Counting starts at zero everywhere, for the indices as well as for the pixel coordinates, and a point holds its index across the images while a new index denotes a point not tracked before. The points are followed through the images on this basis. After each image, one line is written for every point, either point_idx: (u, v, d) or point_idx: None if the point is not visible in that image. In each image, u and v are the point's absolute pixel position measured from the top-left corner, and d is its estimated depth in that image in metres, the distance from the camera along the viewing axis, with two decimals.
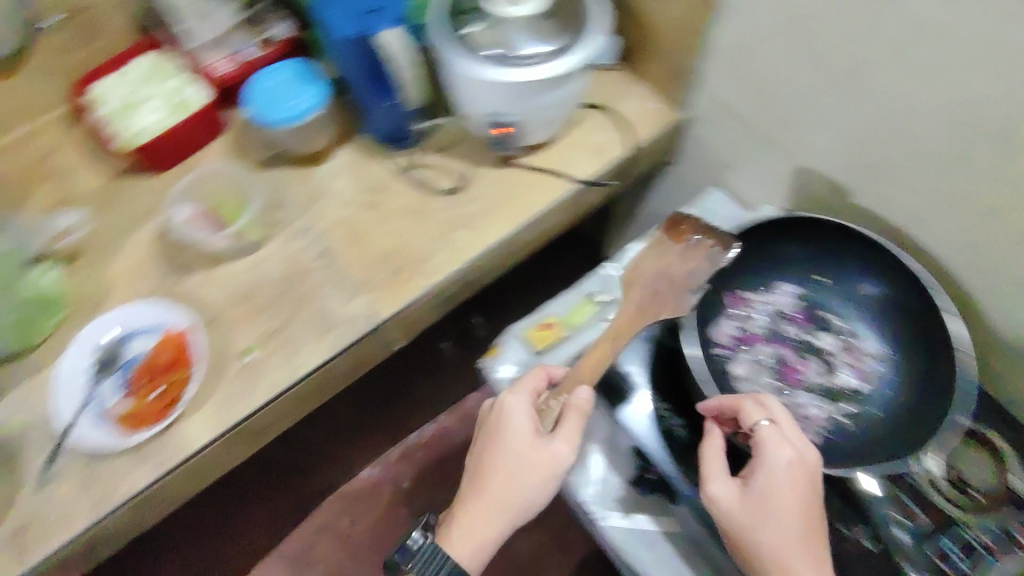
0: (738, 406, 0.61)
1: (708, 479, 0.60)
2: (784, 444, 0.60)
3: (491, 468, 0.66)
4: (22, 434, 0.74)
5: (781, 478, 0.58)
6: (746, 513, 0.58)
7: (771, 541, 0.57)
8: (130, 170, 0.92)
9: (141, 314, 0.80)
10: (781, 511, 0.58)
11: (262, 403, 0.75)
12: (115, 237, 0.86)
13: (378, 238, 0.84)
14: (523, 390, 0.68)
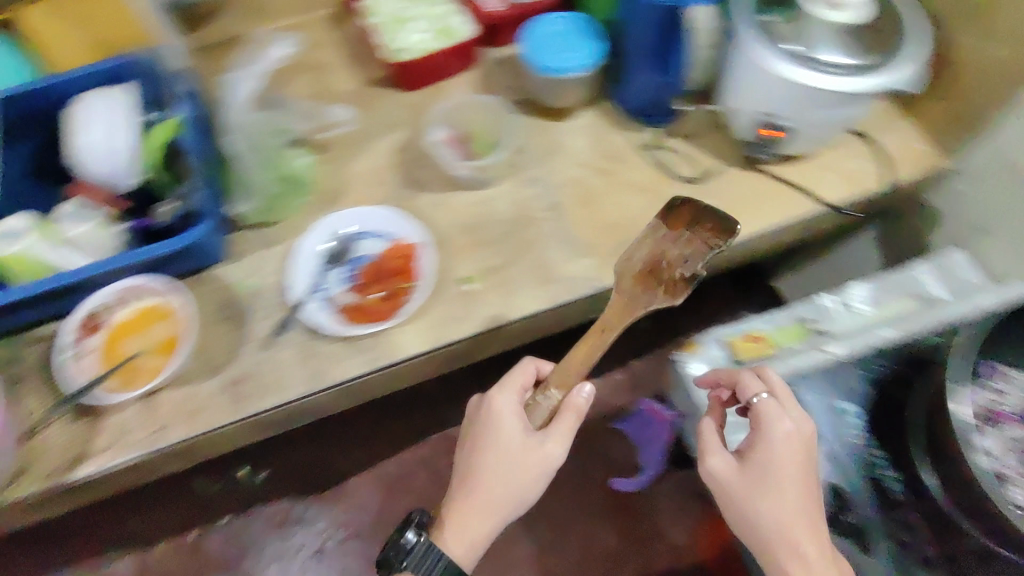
0: (738, 378, 0.71)
1: (709, 454, 0.68)
2: (782, 416, 0.67)
3: (488, 464, 0.70)
4: (253, 297, 0.80)
5: (779, 449, 0.66)
6: (745, 485, 0.66)
7: (778, 516, 0.64)
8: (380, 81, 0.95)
9: (376, 217, 0.83)
10: (783, 484, 0.65)
11: (472, 332, 0.77)
12: (360, 141, 0.90)
13: (610, 206, 0.83)
14: (510, 386, 0.74)
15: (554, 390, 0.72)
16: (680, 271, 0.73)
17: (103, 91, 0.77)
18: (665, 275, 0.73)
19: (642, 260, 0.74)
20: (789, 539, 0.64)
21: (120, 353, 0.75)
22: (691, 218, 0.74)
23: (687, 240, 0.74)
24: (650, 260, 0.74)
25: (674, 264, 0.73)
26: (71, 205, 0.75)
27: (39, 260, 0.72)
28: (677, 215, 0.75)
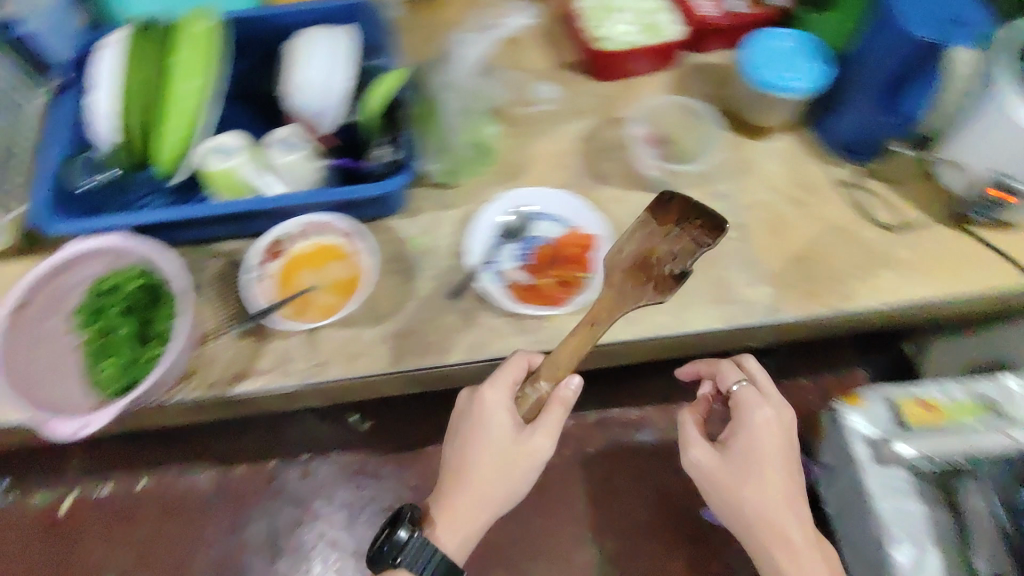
0: (718, 367, 0.79)
1: (689, 446, 0.74)
2: (760, 401, 0.74)
3: (479, 461, 0.70)
4: (424, 255, 0.80)
5: (762, 435, 0.73)
6: (723, 470, 0.72)
7: (766, 505, 0.71)
8: (572, 64, 0.92)
9: (558, 201, 0.82)
10: (765, 472, 0.71)
11: (638, 336, 0.76)
12: (548, 121, 0.88)
13: (798, 238, 0.81)
14: (504, 383, 0.71)
15: (545, 382, 0.71)
16: (665, 266, 0.73)
17: (327, 30, 0.78)
18: (653, 270, 0.73)
19: (633, 255, 0.74)
20: (767, 518, 0.71)
21: (298, 283, 0.77)
22: (677, 217, 0.75)
23: (676, 237, 0.74)
24: (637, 253, 0.74)
25: (661, 260, 0.74)
26: (280, 132, 0.76)
27: (245, 183, 0.74)
28: (666, 212, 0.75)
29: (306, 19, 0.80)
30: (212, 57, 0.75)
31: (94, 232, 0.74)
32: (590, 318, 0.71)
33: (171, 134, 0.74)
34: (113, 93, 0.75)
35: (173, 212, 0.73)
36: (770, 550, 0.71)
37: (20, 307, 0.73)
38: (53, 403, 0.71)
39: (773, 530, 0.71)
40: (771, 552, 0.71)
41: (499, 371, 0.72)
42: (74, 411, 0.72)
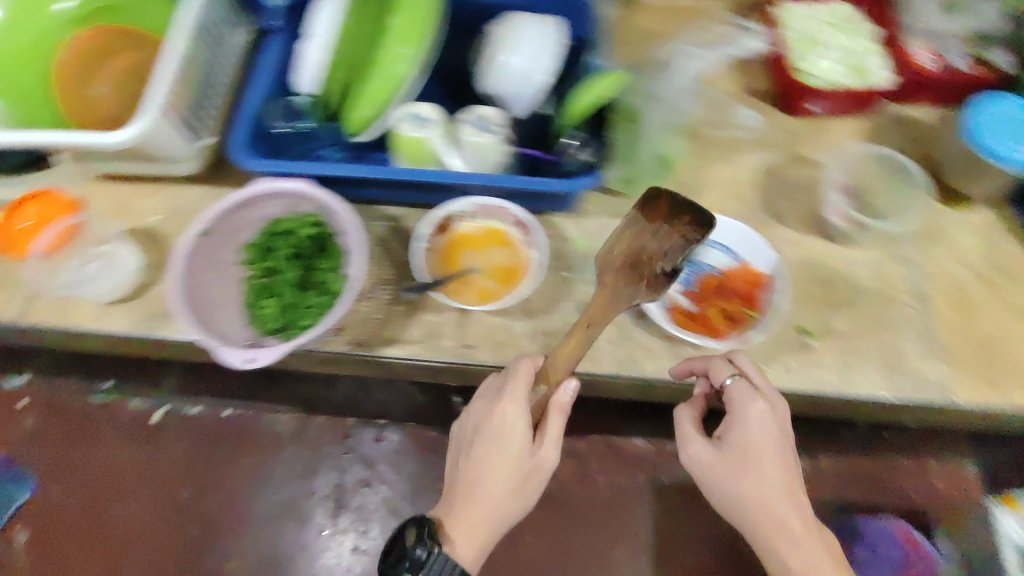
0: (708, 362, 0.70)
1: (687, 442, 0.69)
2: (753, 395, 0.67)
3: (495, 472, 0.69)
4: (585, 259, 0.79)
5: (755, 430, 0.66)
6: (722, 466, 0.67)
7: (770, 508, 0.65)
8: (762, 91, 0.87)
9: (733, 231, 0.78)
10: (760, 466, 0.65)
11: (796, 388, 0.73)
12: (731, 147, 0.85)
13: (985, 321, 0.75)
14: (519, 383, 0.69)
15: (544, 386, 0.68)
16: (656, 268, 0.68)
17: (538, 19, 0.78)
18: (645, 271, 0.68)
19: (623, 255, 0.69)
20: (771, 513, 0.65)
21: (460, 262, 0.77)
22: (666, 215, 0.68)
23: (666, 233, 0.68)
24: (627, 251, 0.69)
25: (650, 260, 0.68)
26: (478, 113, 0.76)
27: (434, 156, 0.75)
28: (655, 209, 0.69)
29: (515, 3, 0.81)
30: (426, 28, 0.73)
31: (287, 176, 0.75)
32: (587, 321, 0.68)
33: (369, 98, 0.73)
34: (325, 46, 0.75)
35: (362, 171, 0.74)
36: (775, 544, 0.66)
37: (204, 233, 0.74)
38: (216, 329, 0.73)
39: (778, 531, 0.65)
40: (777, 547, 0.66)
41: (508, 383, 0.69)
42: (235, 341, 0.74)
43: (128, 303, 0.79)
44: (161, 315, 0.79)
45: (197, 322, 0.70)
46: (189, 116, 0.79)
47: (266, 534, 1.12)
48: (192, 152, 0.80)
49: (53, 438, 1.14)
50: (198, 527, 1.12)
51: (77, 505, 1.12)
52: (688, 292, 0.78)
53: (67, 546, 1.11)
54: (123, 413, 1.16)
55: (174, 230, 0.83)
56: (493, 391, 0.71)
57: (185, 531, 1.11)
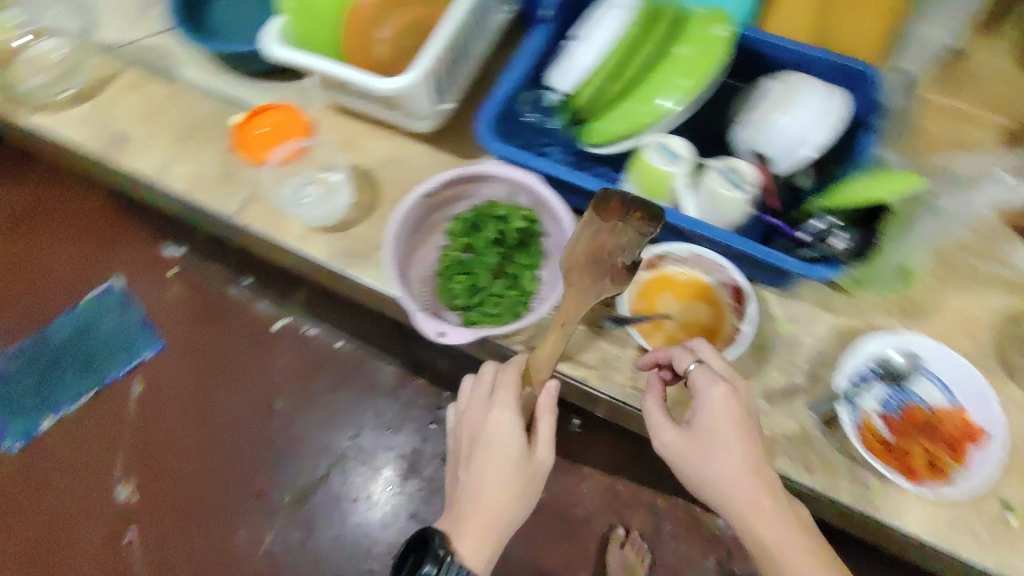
0: (670, 353, 0.67)
1: (655, 432, 0.64)
2: (714, 379, 0.62)
3: (495, 479, 0.65)
4: (783, 344, 0.75)
5: (715, 412, 0.61)
6: (691, 449, 0.61)
7: (750, 509, 0.59)
8: None
9: (958, 370, 0.71)
10: (724, 445, 0.60)
11: (981, 563, 0.65)
12: (976, 278, 0.77)
13: None
14: (506, 386, 0.67)
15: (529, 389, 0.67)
16: (615, 261, 0.64)
17: (821, 90, 0.73)
18: (607, 266, 0.64)
19: (585, 254, 0.65)
20: (753, 506, 0.58)
21: (658, 306, 0.75)
22: (620, 211, 0.65)
23: (622, 229, 0.64)
24: (591, 247, 0.65)
25: (615, 256, 0.64)
26: (731, 163, 0.72)
27: (671, 192, 0.73)
28: (608, 206, 0.65)
29: (788, 56, 0.78)
30: (711, 69, 0.72)
31: (525, 169, 0.74)
32: (559, 322, 0.65)
33: (626, 118, 0.74)
34: (600, 53, 0.74)
35: (600, 187, 0.72)
36: (749, 524, 0.59)
37: (427, 195, 0.75)
38: (412, 291, 0.73)
39: (765, 534, 0.58)
40: (751, 527, 0.59)
41: (498, 389, 0.68)
42: (424, 305, 0.74)
43: (330, 234, 0.81)
44: (355, 256, 0.80)
45: (400, 280, 0.71)
46: (440, 79, 0.78)
47: (333, 478, 1.36)
48: (430, 113, 0.81)
49: (189, 312, 1.48)
50: (281, 436, 1.38)
51: (192, 380, 1.43)
52: (888, 419, 0.71)
53: (171, 410, 1.41)
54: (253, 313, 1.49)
55: (390, 178, 0.85)
56: (480, 400, 0.69)
57: (271, 437, 1.38)
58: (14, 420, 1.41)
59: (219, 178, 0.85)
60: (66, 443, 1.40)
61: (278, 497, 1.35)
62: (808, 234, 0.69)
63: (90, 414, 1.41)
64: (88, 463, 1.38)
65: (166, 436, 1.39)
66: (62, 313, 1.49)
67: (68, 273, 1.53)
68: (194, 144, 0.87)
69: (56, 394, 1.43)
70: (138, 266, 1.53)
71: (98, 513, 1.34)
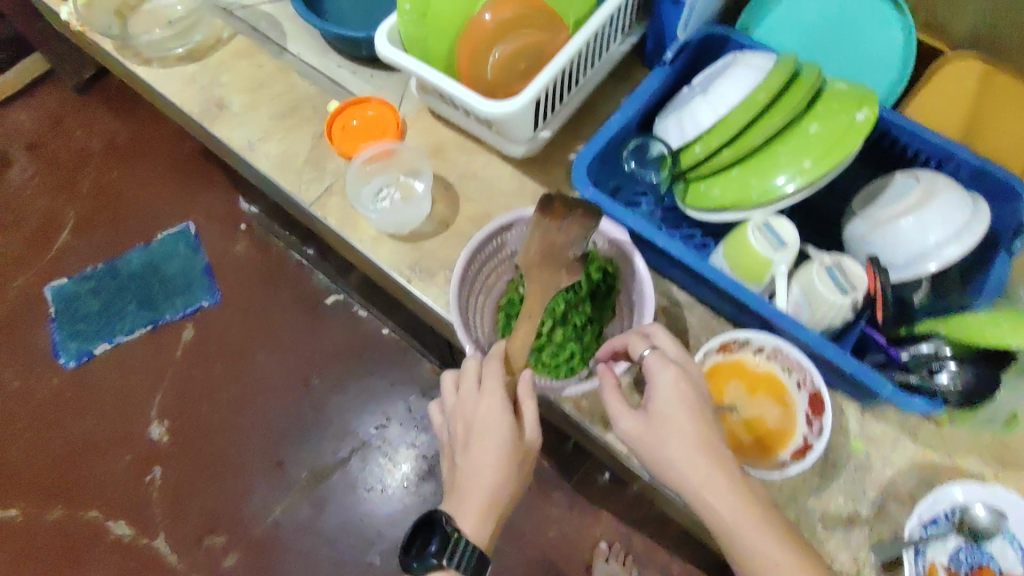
0: (624, 341, 0.64)
1: (614, 419, 0.60)
2: (665, 363, 0.59)
3: (488, 500, 0.61)
4: (847, 459, 0.69)
5: (667, 391, 0.58)
6: (645, 435, 0.57)
7: (706, 490, 0.53)
8: None
9: None
10: (676, 422, 0.56)
11: None
12: None
13: None
14: (493, 375, 0.65)
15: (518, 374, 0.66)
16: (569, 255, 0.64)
17: (955, 195, 0.64)
18: (561, 259, 0.64)
19: (539, 250, 0.64)
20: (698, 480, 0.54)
21: (726, 393, 0.69)
22: (565, 210, 0.63)
23: (568, 224, 0.63)
24: (544, 243, 0.64)
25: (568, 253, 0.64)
26: (839, 262, 0.65)
27: (766, 278, 0.67)
28: (552, 209, 0.63)
29: (928, 142, 0.70)
30: (842, 157, 0.64)
31: (614, 222, 0.69)
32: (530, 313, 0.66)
33: (731, 190, 0.68)
34: (722, 112, 0.68)
35: (688, 257, 0.66)
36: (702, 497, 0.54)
37: (503, 228, 0.72)
38: (468, 321, 0.71)
39: (730, 522, 0.53)
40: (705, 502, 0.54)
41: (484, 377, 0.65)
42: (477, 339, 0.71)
43: (399, 243, 0.80)
44: (421, 271, 0.78)
45: (459, 307, 0.70)
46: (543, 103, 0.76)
47: (351, 462, 1.38)
48: (528, 139, 0.78)
49: (250, 272, 1.53)
50: (312, 411, 1.42)
51: (239, 337, 1.48)
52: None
53: (214, 362, 1.46)
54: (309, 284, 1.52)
55: (473, 196, 0.82)
56: (469, 391, 0.65)
57: (302, 409, 1.42)
58: (73, 338, 1.48)
59: (305, 163, 0.84)
60: (116, 370, 1.46)
61: (296, 470, 1.37)
62: (911, 358, 0.62)
63: (142, 348, 1.47)
64: (132, 393, 1.44)
65: (205, 385, 1.44)
66: (134, 247, 1.56)
67: (150, 210, 1.59)
68: (290, 122, 0.87)
69: (116, 322, 1.49)
70: (212, 215, 1.58)
71: (128, 444, 1.40)
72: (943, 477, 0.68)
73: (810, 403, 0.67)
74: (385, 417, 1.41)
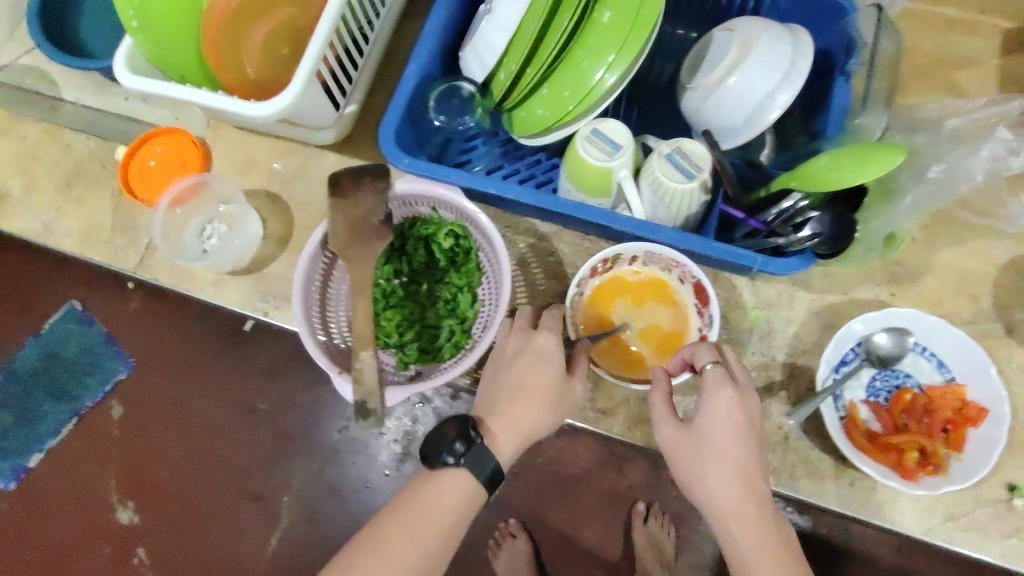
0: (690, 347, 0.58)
1: (654, 422, 0.56)
2: (724, 389, 0.54)
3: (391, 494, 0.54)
4: (750, 329, 0.68)
5: (718, 414, 0.53)
6: (687, 451, 0.54)
7: (724, 499, 0.52)
8: None
9: (946, 341, 0.64)
10: (714, 451, 0.52)
11: (955, 539, 0.62)
12: (965, 230, 0.68)
13: None
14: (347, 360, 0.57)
15: (368, 352, 0.59)
16: (374, 222, 0.62)
17: (775, 40, 0.60)
18: (367, 228, 0.62)
19: (344, 228, 0.62)
20: (716, 513, 0.52)
21: (614, 313, 0.67)
22: (354, 183, 0.62)
23: (360, 197, 0.62)
24: (347, 223, 0.62)
25: (372, 219, 0.62)
26: (680, 146, 0.62)
27: (613, 188, 0.63)
28: (341, 187, 0.62)
29: None
30: (643, 38, 0.59)
31: (443, 183, 0.65)
32: (362, 289, 0.60)
33: (549, 109, 0.62)
34: (512, 29, 0.59)
35: (528, 197, 0.63)
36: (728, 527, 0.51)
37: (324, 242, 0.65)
38: (325, 325, 0.66)
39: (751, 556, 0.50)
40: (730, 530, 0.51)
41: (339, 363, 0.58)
42: (339, 335, 0.68)
43: (242, 277, 0.74)
44: (275, 298, 0.74)
45: (306, 320, 0.63)
46: (334, 81, 0.67)
47: (329, 471, 1.02)
48: (334, 120, 0.71)
49: (155, 321, 1.05)
50: (273, 438, 1.03)
51: (164, 389, 1.05)
52: (875, 407, 0.66)
53: (151, 427, 1.04)
54: (217, 310, 1.05)
55: (301, 201, 0.76)
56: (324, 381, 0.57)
57: (261, 443, 1.03)
58: (2, 457, 1.05)
59: (113, 229, 0.78)
60: (59, 473, 1.05)
61: (277, 497, 1.03)
62: (775, 216, 0.59)
63: (80, 453, 1.05)
64: (77, 487, 1.05)
65: (149, 449, 1.04)
66: (24, 343, 1.07)
67: (19, 292, 1.08)
68: (80, 190, 0.79)
69: (37, 425, 1.05)
70: (92, 279, 1.06)
71: (99, 536, 1.04)
72: (845, 314, 0.68)
73: (695, 294, 0.65)
74: (346, 416, 1.02)
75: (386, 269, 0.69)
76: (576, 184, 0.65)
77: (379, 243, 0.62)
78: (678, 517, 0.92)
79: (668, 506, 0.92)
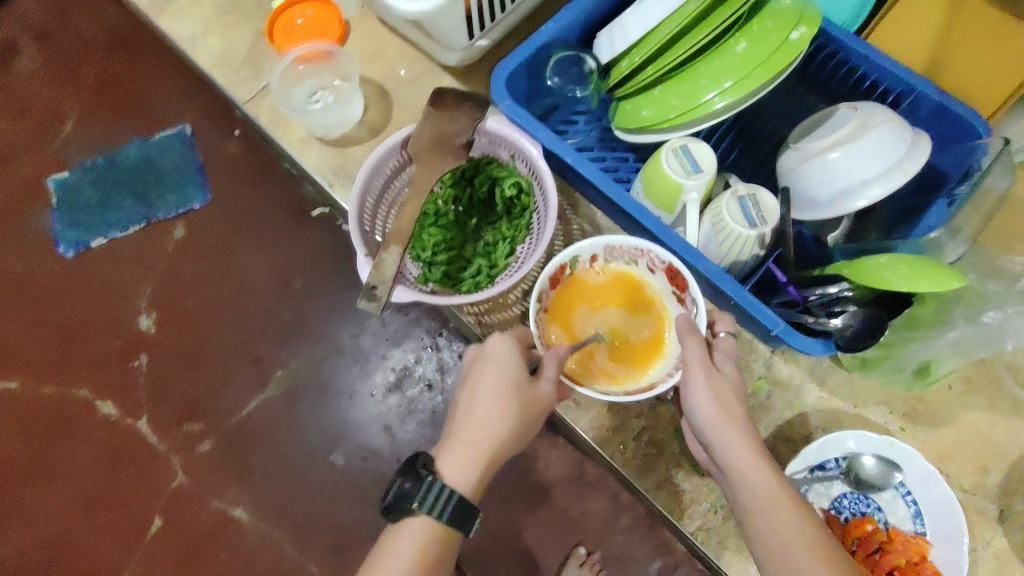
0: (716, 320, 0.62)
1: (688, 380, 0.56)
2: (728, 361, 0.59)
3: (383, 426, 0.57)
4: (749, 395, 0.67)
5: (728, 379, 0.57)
6: (713, 412, 0.55)
7: (742, 454, 0.53)
8: None
9: (931, 495, 0.62)
10: (734, 417, 0.55)
11: None
12: (1004, 403, 0.65)
13: None
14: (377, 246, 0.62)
15: (397, 248, 0.63)
16: (456, 142, 0.66)
17: (892, 135, 0.59)
18: (448, 145, 0.66)
19: (428, 138, 0.66)
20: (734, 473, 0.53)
21: (577, 326, 0.65)
22: (455, 103, 0.66)
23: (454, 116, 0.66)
24: (433, 134, 0.66)
25: (455, 139, 0.66)
26: (755, 196, 0.62)
27: (677, 206, 0.65)
28: (442, 100, 0.66)
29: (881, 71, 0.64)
30: (765, 79, 0.60)
31: (529, 136, 0.67)
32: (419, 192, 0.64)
33: (651, 107, 0.63)
34: (652, 24, 0.61)
35: (598, 177, 0.64)
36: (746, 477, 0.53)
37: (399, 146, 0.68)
38: (372, 217, 0.70)
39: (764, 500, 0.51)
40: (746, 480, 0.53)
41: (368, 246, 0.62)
42: (379, 229, 0.72)
43: (325, 147, 0.80)
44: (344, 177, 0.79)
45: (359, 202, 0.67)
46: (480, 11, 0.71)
47: (325, 365, 1.07)
48: (463, 47, 0.74)
49: (245, 173, 1.14)
50: (292, 314, 1.09)
51: (224, 231, 1.13)
52: (832, 520, 0.64)
53: (199, 258, 1.12)
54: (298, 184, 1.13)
55: (405, 107, 0.81)
56: None
57: (280, 315, 1.09)
58: (71, 224, 1.15)
59: (242, 62, 0.85)
60: (109, 262, 1.14)
61: (272, 365, 1.08)
62: (817, 298, 0.59)
63: (132, 252, 1.14)
64: (117, 281, 1.13)
65: (188, 275, 1.12)
66: (131, 137, 1.17)
67: (144, 92, 1.18)
68: (232, 20, 0.87)
69: (113, 213, 1.15)
70: (209, 112, 1.16)
71: (113, 330, 1.11)
72: (846, 424, 0.66)
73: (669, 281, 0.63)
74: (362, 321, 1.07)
75: (447, 192, 0.72)
76: (647, 189, 0.66)
77: (451, 162, 0.66)
78: (614, 559, 0.92)
79: (607, 538, 0.92)
